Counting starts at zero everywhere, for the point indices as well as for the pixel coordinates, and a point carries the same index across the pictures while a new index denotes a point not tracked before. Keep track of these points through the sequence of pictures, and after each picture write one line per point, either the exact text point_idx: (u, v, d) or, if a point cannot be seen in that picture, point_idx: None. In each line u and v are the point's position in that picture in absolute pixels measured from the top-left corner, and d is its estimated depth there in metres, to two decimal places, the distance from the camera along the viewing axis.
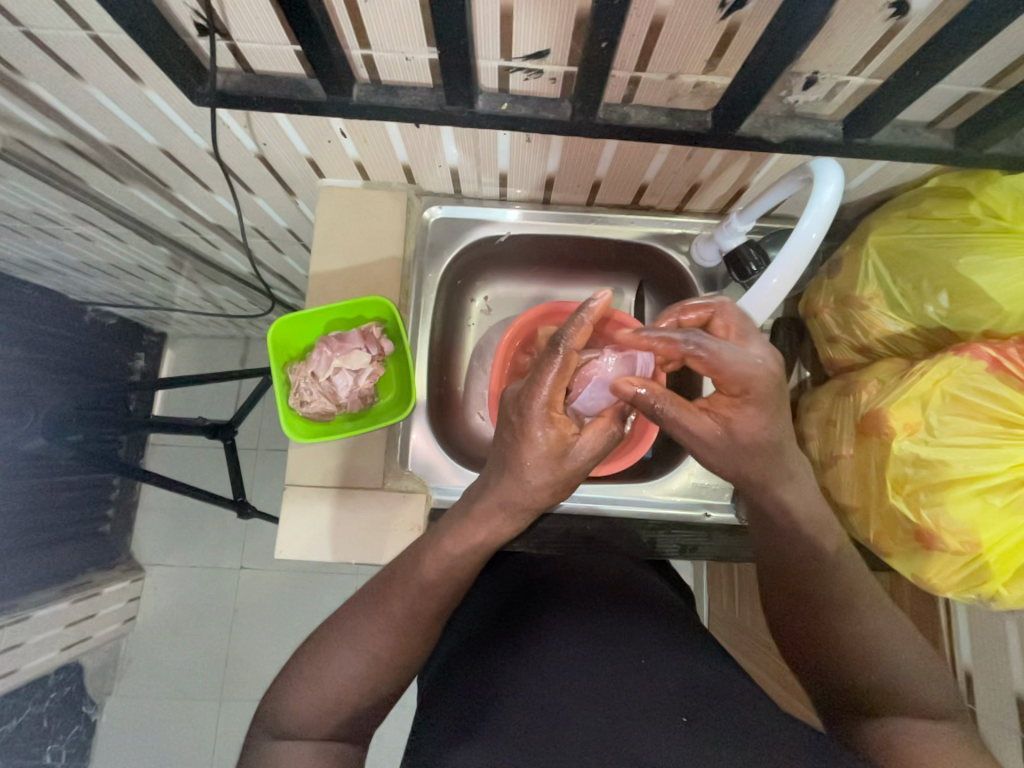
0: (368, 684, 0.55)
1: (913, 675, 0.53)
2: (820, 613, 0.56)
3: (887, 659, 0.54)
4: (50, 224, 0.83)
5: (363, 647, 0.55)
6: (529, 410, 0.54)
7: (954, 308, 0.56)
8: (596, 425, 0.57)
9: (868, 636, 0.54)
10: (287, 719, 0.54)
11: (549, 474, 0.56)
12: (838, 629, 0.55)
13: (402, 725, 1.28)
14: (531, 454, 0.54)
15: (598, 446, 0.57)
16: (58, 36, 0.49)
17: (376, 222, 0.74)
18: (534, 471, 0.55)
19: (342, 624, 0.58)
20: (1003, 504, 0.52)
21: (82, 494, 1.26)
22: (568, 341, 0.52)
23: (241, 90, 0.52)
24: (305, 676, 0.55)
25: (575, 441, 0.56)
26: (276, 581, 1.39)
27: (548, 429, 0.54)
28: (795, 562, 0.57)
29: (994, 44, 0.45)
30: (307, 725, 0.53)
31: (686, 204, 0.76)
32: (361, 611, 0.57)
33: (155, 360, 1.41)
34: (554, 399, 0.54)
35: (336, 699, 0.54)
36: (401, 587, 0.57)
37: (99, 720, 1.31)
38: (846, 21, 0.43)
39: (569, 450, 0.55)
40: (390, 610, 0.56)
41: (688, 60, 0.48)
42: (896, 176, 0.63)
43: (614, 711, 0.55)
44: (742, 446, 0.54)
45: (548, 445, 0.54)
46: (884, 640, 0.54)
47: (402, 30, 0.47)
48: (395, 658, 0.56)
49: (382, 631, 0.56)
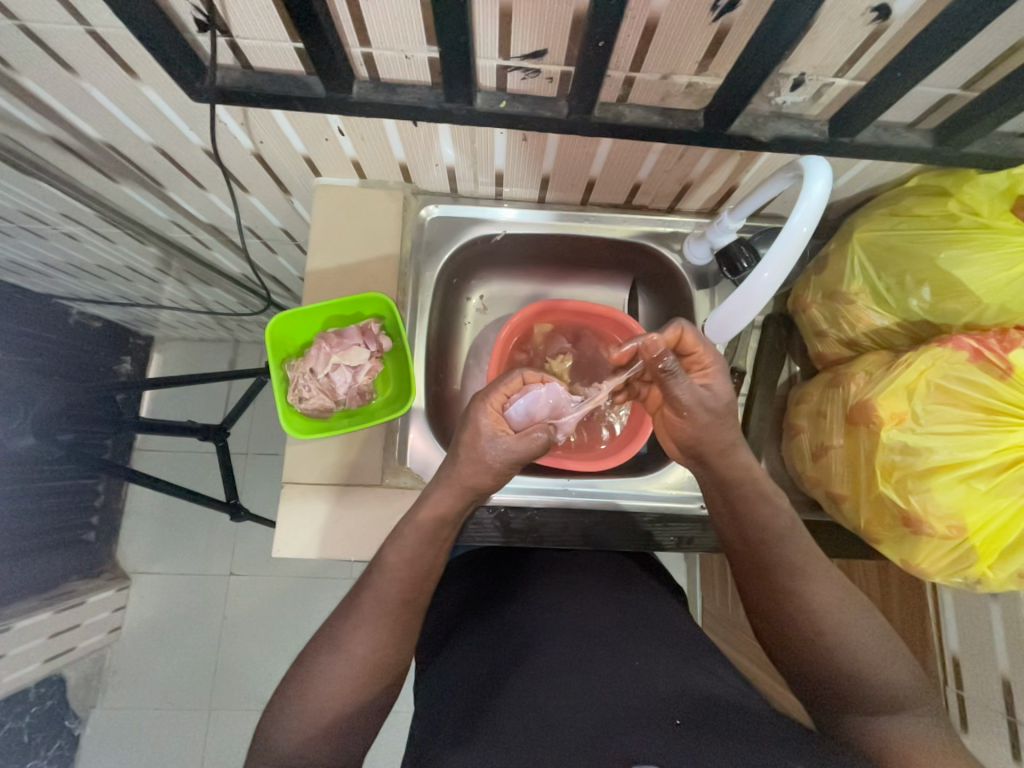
0: (354, 691, 0.54)
1: (877, 655, 0.54)
2: (782, 590, 0.58)
3: (851, 636, 0.55)
4: (37, 223, 0.82)
5: (343, 652, 0.55)
6: (474, 401, 0.60)
7: (936, 301, 0.59)
8: (526, 429, 0.61)
9: (829, 611, 0.56)
10: (276, 742, 0.52)
11: (475, 456, 0.59)
12: (802, 603, 0.57)
13: (398, 728, 1.27)
14: (469, 436, 0.59)
15: (518, 451, 0.59)
16: (55, 31, 0.49)
17: (372, 221, 0.74)
18: (469, 450, 0.59)
19: (324, 636, 0.57)
20: (987, 488, 0.54)
21: (66, 500, 1.23)
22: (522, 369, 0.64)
23: (240, 86, 0.52)
24: (289, 694, 0.54)
25: (500, 436, 0.59)
26: (267, 587, 1.37)
27: (483, 420, 0.59)
28: (756, 537, 0.60)
29: (971, 47, 0.47)
30: (295, 748, 0.52)
31: (677, 203, 0.77)
32: (337, 619, 0.57)
33: (141, 364, 1.39)
34: (501, 403, 0.61)
35: (321, 713, 0.53)
36: (371, 576, 0.58)
37: (82, 735, 1.27)
38: (831, 25, 0.45)
39: (493, 441, 0.58)
40: (361, 607, 0.57)
41: (681, 61, 0.50)
42: (880, 175, 0.66)
43: (599, 708, 0.54)
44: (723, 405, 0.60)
45: (481, 429, 0.59)
46: (845, 614, 0.56)
47: (402, 29, 0.48)
48: (378, 658, 0.55)
49: (359, 631, 0.56)
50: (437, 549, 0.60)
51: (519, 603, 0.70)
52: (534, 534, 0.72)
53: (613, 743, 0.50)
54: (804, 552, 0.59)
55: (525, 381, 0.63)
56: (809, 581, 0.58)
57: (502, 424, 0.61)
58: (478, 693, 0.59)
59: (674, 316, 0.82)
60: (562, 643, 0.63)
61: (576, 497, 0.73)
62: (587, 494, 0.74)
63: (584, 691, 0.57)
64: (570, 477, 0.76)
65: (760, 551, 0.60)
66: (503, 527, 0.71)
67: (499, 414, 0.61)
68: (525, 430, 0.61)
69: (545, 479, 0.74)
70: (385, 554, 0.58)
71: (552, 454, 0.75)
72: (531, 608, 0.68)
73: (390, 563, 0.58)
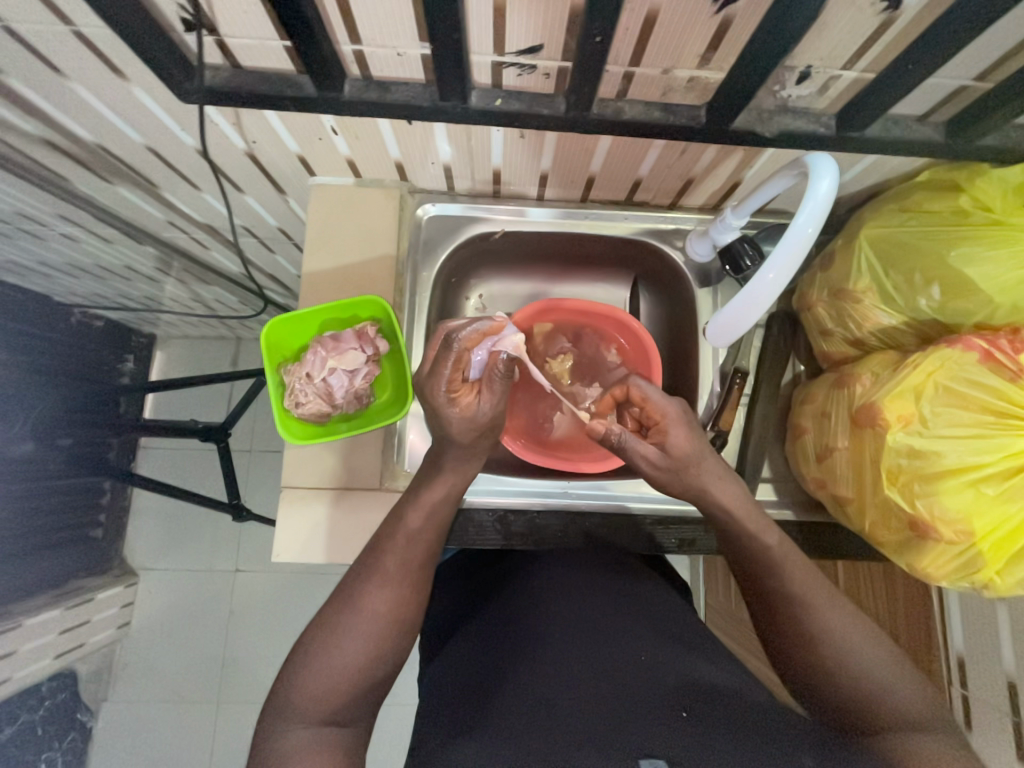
0: (377, 646, 0.54)
1: (880, 679, 0.53)
2: (780, 615, 0.56)
3: (852, 659, 0.53)
4: (34, 225, 0.81)
5: (366, 609, 0.54)
6: (434, 400, 0.60)
7: (945, 300, 0.57)
8: (485, 381, 0.62)
9: (831, 635, 0.54)
10: (299, 697, 0.51)
11: (474, 431, 0.61)
12: (799, 628, 0.55)
13: (402, 721, 1.28)
14: (457, 434, 0.61)
15: (497, 401, 0.62)
16: (39, 31, 0.48)
17: (368, 221, 0.74)
18: (456, 422, 0.60)
19: (341, 593, 0.56)
20: (996, 493, 0.53)
21: (71, 500, 1.24)
22: (456, 338, 0.58)
23: (229, 86, 0.51)
24: (308, 657, 0.53)
25: (480, 399, 0.62)
26: (271, 582, 1.38)
27: (457, 408, 0.61)
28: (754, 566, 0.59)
29: (985, 38, 0.45)
30: (318, 704, 0.51)
31: (680, 199, 0.76)
32: (355, 576, 0.57)
33: (144, 363, 1.39)
34: (453, 378, 0.60)
35: (347, 670, 0.52)
36: (386, 543, 0.58)
37: (95, 727, 1.30)
38: (838, 14, 0.43)
39: (477, 406, 0.61)
40: (386, 566, 0.56)
41: (682, 54, 0.48)
42: (889, 168, 0.64)
43: (609, 705, 0.53)
44: (677, 462, 0.60)
45: (462, 410, 0.61)
46: (859, 651, 0.54)
47: (394, 24, 0.46)
48: (398, 613, 0.55)
49: (383, 588, 0.56)
50: (430, 553, 0.59)
51: (520, 599, 0.69)
52: (535, 536, 0.72)
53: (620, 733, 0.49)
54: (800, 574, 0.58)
55: (473, 346, 0.60)
56: (805, 605, 0.56)
57: (469, 393, 0.62)
58: (482, 688, 0.58)
59: (677, 315, 0.80)
60: (565, 638, 0.62)
61: (575, 500, 0.73)
62: (587, 496, 0.73)
63: (592, 678, 0.57)
64: (570, 479, 0.75)
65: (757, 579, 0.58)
66: (504, 529, 0.72)
67: (464, 388, 0.62)
68: (486, 382, 0.62)
69: (545, 480, 0.73)
70: (408, 518, 0.59)
71: (552, 455, 0.73)
72: (534, 603, 0.68)
73: (417, 527, 0.59)
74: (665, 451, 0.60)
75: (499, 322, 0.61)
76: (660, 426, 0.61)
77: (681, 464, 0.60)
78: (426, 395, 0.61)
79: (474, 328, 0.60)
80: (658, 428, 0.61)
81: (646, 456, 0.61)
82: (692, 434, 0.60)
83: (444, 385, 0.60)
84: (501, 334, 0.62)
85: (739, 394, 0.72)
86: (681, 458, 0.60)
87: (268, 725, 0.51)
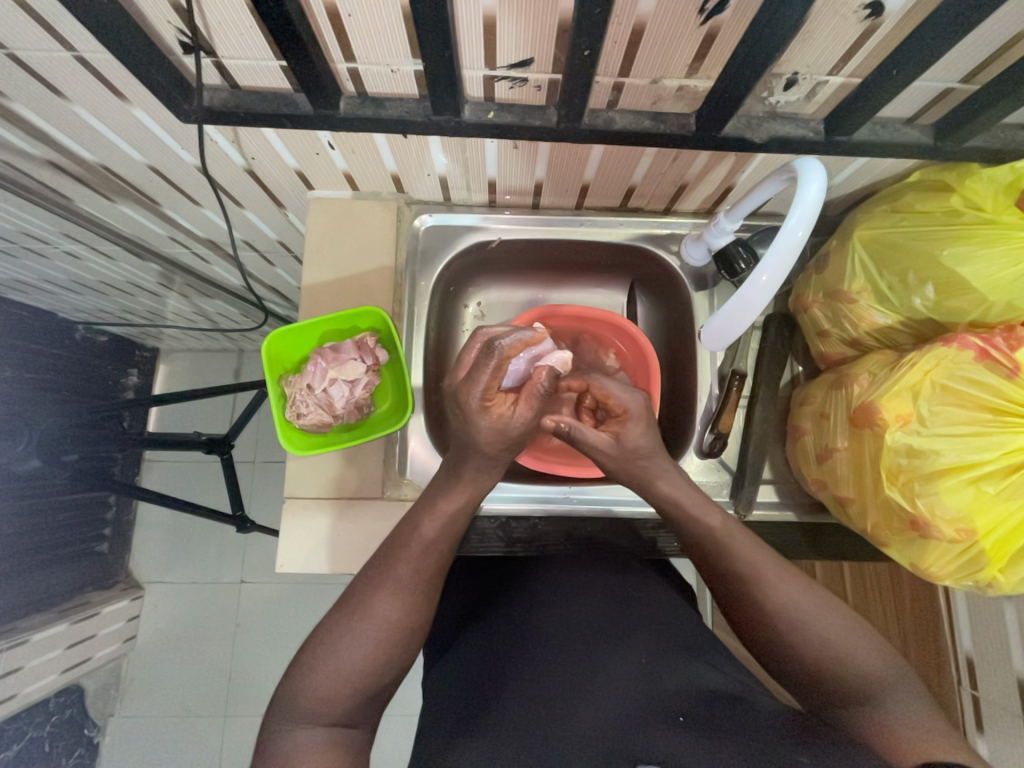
0: (387, 653, 0.53)
1: (842, 651, 0.51)
2: (737, 592, 0.56)
3: (812, 634, 0.52)
4: (38, 244, 0.83)
5: (376, 617, 0.54)
6: (464, 401, 0.59)
7: (940, 299, 0.57)
8: (523, 391, 0.60)
9: (787, 611, 0.53)
10: (303, 698, 0.51)
11: (502, 443, 0.59)
12: (756, 606, 0.54)
13: (409, 732, 1.27)
14: (481, 440, 0.58)
15: (529, 416, 0.59)
16: (42, 58, 0.49)
17: (366, 233, 0.75)
18: (487, 431, 0.58)
19: (352, 597, 0.56)
20: (996, 491, 0.53)
21: (77, 514, 1.24)
22: (501, 343, 0.59)
23: (227, 106, 0.53)
24: (316, 661, 0.52)
25: (513, 411, 0.59)
26: (276, 592, 1.38)
27: (485, 414, 0.58)
28: (708, 549, 0.57)
29: (967, 43, 0.46)
30: (323, 710, 0.51)
31: (674, 204, 0.77)
32: (369, 579, 0.56)
33: (148, 377, 1.41)
34: (490, 384, 0.59)
35: (354, 678, 0.52)
36: (403, 552, 0.57)
37: (102, 743, 1.30)
38: (822, 23, 0.44)
39: (510, 417, 0.58)
40: (398, 575, 0.56)
41: (670, 64, 0.49)
42: (880, 170, 0.64)
43: (609, 712, 0.53)
44: (631, 455, 0.60)
45: (492, 419, 0.58)
46: (818, 626, 0.52)
47: (387, 43, 0.47)
48: (408, 622, 0.55)
49: (394, 597, 0.55)
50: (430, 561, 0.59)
51: (520, 600, 0.69)
52: (536, 544, 0.73)
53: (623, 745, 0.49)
54: (751, 550, 0.56)
55: (513, 351, 0.59)
56: (759, 583, 0.54)
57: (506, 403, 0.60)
58: (484, 687, 0.59)
59: (674, 319, 0.81)
60: (565, 640, 0.62)
61: (577, 505, 0.73)
62: (589, 501, 0.73)
63: (591, 684, 0.56)
64: (571, 484, 0.75)
65: (713, 558, 0.57)
66: (506, 535, 0.72)
67: (499, 396, 0.60)
68: (525, 393, 0.60)
69: (546, 486, 0.74)
70: (408, 526, 0.59)
71: (553, 461, 0.73)
72: (532, 602, 0.68)
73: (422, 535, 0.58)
74: (620, 442, 0.60)
75: (540, 331, 0.63)
76: (619, 418, 0.61)
77: (636, 458, 0.60)
78: (461, 400, 0.59)
79: (518, 334, 0.61)
80: (617, 420, 0.61)
81: (600, 446, 0.61)
82: (647, 432, 0.60)
83: (478, 390, 0.58)
84: (540, 345, 0.63)
85: (738, 395, 0.72)
86: (635, 451, 0.59)
87: (274, 723, 0.51)
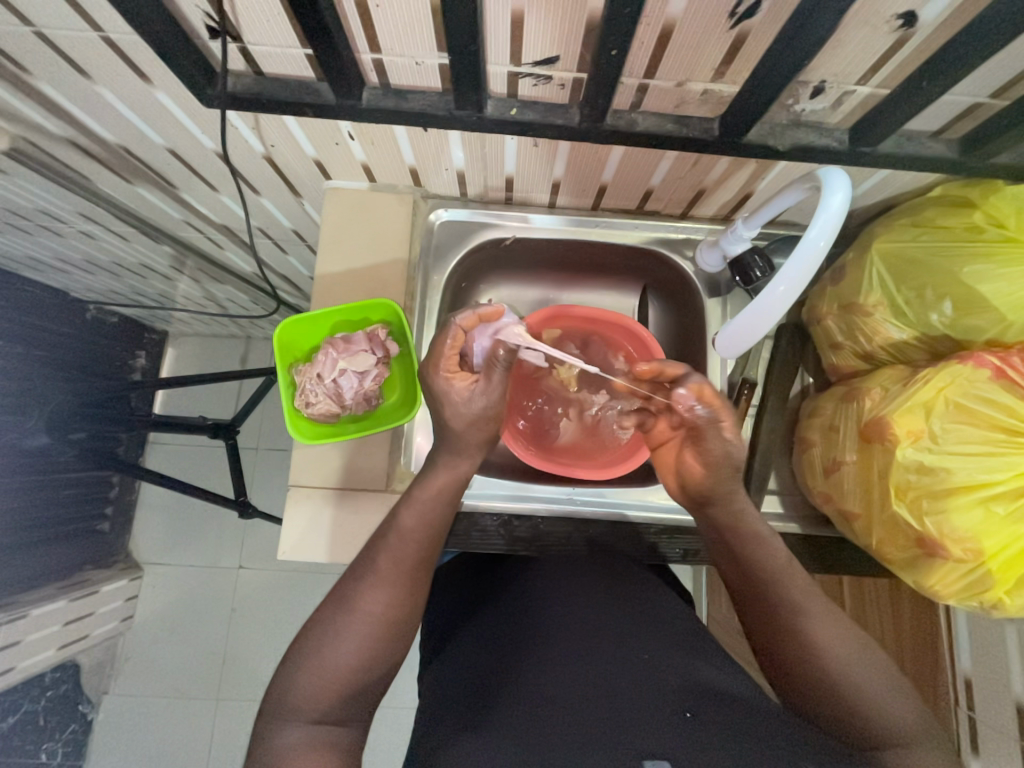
0: (371, 649, 0.53)
1: (878, 690, 0.52)
2: (778, 625, 0.55)
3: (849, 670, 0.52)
4: (55, 222, 0.83)
5: (360, 611, 0.54)
6: (429, 379, 0.61)
7: (957, 316, 0.57)
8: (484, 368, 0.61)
9: (828, 647, 0.53)
10: (293, 696, 0.51)
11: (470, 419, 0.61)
12: (798, 640, 0.54)
13: (400, 725, 1.28)
14: (448, 413, 0.60)
15: (494, 392, 0.61)
16: (69, 36, 0.50)
17: (380, 225, 0.74)
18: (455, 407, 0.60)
19: (338, 595, 0.56)
20: (1006, 512, 0.53)
21: (81, 492, 1.25)
22: (455, 320, 0.59)
23: (250, 92, 0.53)
24: (306, 657, 0.53)
25: (475, 386, 0.61)
26: (273, 580, 1.39)
27: (451, 386, 0.60)
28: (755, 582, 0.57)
29: (999, 59, 0.46)
30: (316, 706, 0.51)
31: (691, 209, 0.76)
32: (350, 577, 0.57)
33: (156, 359, 1.41)
34: (450, 359, 0.61)
35: (341, 673, 0.52)
36: (383, 543, 0.58)
37: (96, 719, 1.31)
38: (853, 32, 0.44)
39: (471, 391, 0.61)
40: (378, 568, 0.56)
41: (696, 68, 0.49)
42: (902, 183, 0.64)
43: (611, 706, 0.52)
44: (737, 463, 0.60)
45: (455, 393, 0.60)
46: (855, 664, 0.53)
47: (413, 35, 0.47)
48: (391, 616, 0.55)
49: (376, 590, 0.55)
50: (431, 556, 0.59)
51: (524, 599, 0.69)
52: (537, 543, 0.73)
53: (627, 737, 0.49)
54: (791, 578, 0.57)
55: (467, 328, 0.60)
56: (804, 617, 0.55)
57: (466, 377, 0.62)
58: (486, 687, 0.58)
59: (685, 325, 0.80)
60: (572, 642, 0.61)
61: (581, 507, 0.73)
62: (595, 504, 0.73)
63: (596, 685, 0.56)
64: (576, 486, 0.75)
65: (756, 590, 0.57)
66: (507, 533, 0.73)
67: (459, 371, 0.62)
68: (487, 371, 0.61)
69: (550, 486, 0.73)
70: (410, 520, 0.59)
71: (559, 462, 0.73)
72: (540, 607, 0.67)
73: (426, 529, 0.59)
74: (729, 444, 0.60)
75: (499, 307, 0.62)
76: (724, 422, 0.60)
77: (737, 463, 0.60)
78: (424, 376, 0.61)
79: (474, 310, 0.60)
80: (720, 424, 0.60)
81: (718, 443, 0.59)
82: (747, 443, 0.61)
83: (437, 364, 0.60)
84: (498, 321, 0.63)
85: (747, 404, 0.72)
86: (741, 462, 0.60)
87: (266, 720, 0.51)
